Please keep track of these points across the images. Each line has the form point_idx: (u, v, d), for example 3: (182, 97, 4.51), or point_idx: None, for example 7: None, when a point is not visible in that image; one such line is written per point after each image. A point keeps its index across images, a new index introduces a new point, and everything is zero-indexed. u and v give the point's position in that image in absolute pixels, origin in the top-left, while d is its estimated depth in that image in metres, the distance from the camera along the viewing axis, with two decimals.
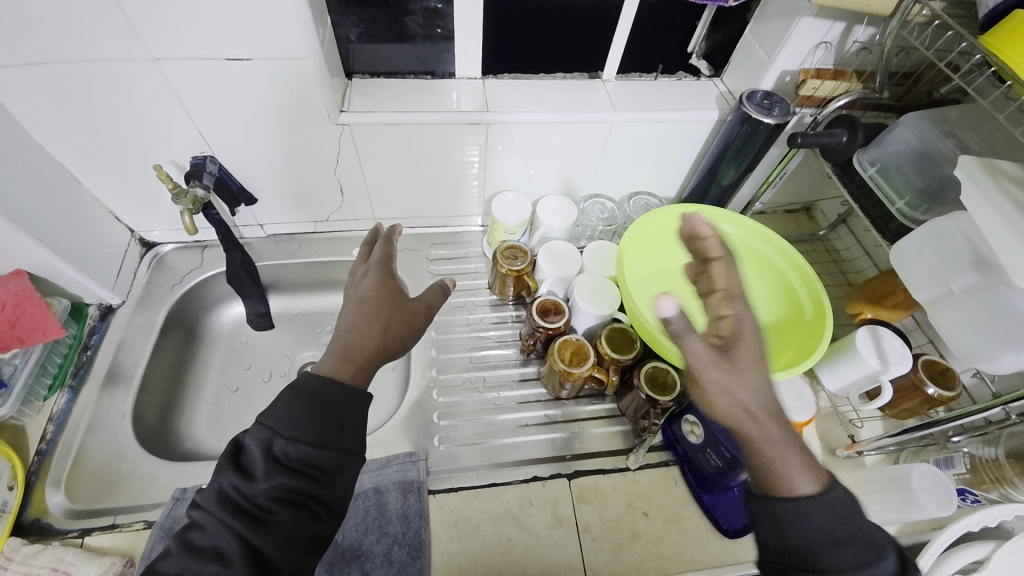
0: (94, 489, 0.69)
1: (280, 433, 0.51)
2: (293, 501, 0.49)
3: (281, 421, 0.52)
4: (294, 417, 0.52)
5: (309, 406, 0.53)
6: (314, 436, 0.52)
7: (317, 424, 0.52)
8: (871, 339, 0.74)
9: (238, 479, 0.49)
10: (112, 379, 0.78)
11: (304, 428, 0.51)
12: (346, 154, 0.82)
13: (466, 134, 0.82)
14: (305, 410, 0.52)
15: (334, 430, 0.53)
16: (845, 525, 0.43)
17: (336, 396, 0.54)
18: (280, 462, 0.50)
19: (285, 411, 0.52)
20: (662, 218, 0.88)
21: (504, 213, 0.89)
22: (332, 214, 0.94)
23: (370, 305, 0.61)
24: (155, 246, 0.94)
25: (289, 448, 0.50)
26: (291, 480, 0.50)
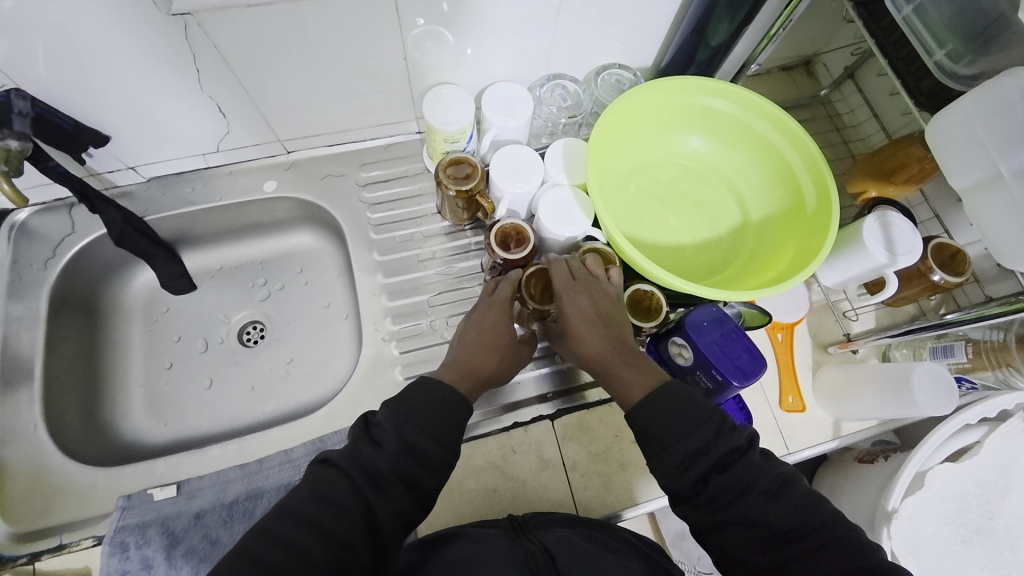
0: (29, 509, 0.61)
1: (410, 423, 0.50)
2: (406, 483, 0.48)
3: (412, 407, 0.51)
4: (423, 407, 0.51)
5: (433, 398, 0.51)
6: (440, 429, 0.51)
7: (437, 410, 0.51)
8: (879, 228, 0.65)
9: (370, 447, 0.49)
10: (7, 385, 0.66)
11: (430, 418, 0.50)
12: (206, 58, 0.59)
13: (367, 10, 0.59)
14: (429, 400, 0.51)
15: (455, 427, 0.52)
16: (675, 407, 0.51)
17: (449, 391, 0.52)
18: (406, 445, 0.49)
19: (427, 395, 0.52)
20: (638, 99, 0.71)
21: (440, 117, 0.70)
22: (221, 142, 0.73)
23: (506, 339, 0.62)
24: (7, 214, 0.73)
25: (416, 435, 0.49)
26: (408, 465, 0.48)
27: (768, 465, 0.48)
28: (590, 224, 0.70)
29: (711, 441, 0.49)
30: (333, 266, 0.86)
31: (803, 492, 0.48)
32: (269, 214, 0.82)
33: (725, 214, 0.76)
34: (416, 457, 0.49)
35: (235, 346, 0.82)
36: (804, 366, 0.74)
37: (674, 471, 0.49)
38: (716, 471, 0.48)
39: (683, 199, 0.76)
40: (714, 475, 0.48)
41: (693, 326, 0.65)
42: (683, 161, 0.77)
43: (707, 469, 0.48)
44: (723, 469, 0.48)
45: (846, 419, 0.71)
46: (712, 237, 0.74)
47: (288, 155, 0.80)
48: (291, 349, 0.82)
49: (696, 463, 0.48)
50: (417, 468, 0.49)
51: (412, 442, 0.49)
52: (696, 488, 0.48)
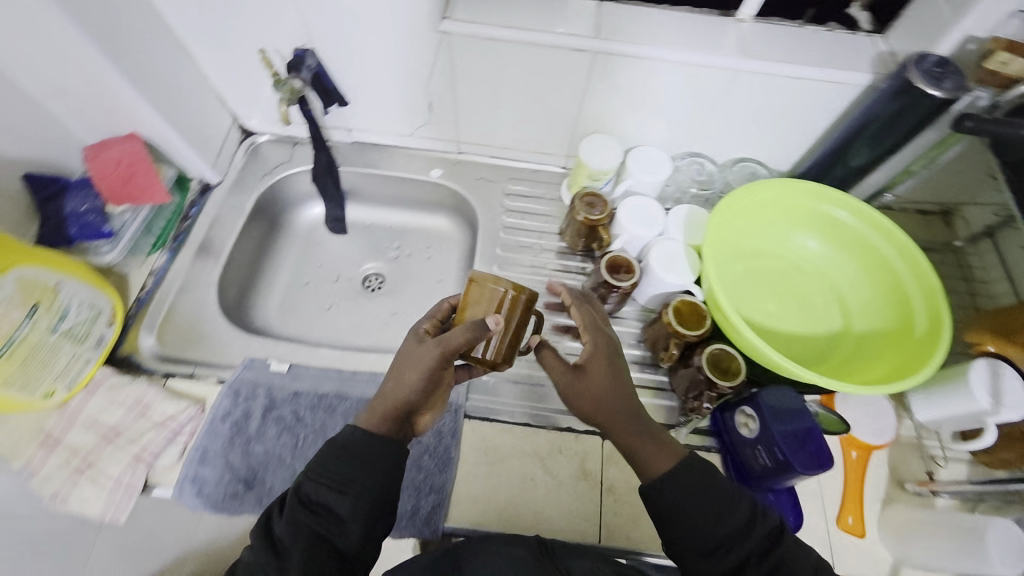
0: (180, 341, 0.76)
1: (330, 473, 0.52)
2: (312, 543, 0.49)
3: (329, 460, 0.52)
4: (329, 469, 0.52)
5: (344, 453, 0.52)
6: (341, 483, 0.51)
7: (340, 471, 0.52)
8: (987, 374, 0.64)
9: (273, 515, 0.52)
10: (204, 251, 0.85)
11: (350, 469, 0.52)
12: (440, 67, 0.78)
13: (570, 63, 0.75)
14: (336, 462, 0.52)
15: (376, 484, 0.52)
16: (705, 484, 0.51)
17: (359, 450, 0.53)
18: (335, 491, 0.51)
19: (341, 453, 0.53)
20: (769, 190, 0.78)
21: (592, 156, 0.83)
22: (416, 129, 0.92)
23: (434, 375, 0.56)
24: (252, 135, 0.95)
25: (342, 483, 0.51)
26: (312, 526, 0.50)
27: (803, 551, 0.50)
28: (692, 280, 0.76)
29: (745, 525, 0.50)
30: (455, 251, 1.00)
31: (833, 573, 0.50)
32: (424, 194, 1.00)
33: (826, 317, 0.78)
34: (348, 503, 0.51)
35: (357, 287, 0.98)
36: (875, 495, 0.70)
37: (708, 557, 0.50)
38: (753, 560, 0.49)
39: (786, 291, 0.80)
40: (752, 563, 0.49)
41: (768, 402, 0.67)
42: (796, 258, 0.82)
43: (745, 556, 0.49)
44: (760, 557, 0.49)
45: (908, 564, 0.66)
46: (807, 333, 0.77)
47: (457, 154, 0.97)
48: (397, 305, 0.96)
49: (731, 550, 0.49)
50: (355, 509, 0.51)
51: (338, 492, 0.51)
52: (732, 575, 0.49)
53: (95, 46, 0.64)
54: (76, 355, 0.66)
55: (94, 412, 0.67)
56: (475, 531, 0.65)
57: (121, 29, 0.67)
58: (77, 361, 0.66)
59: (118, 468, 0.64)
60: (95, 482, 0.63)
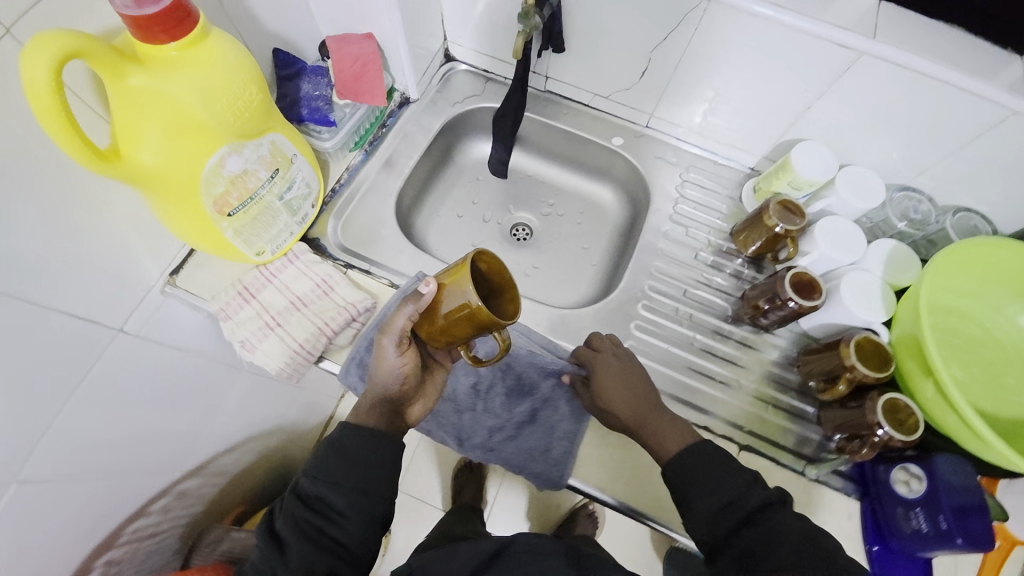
0: (360, 238, 0.82)
1: (334, 472, 0.53)
2: (310, 538, 0.51)
3: (325, 456, 0.54)
4: (325, 465, 0.53)
5: (344, 450, 0.54)
6: (338, 477, 0.53)
7: (335, 467, 0.53)
8: None
9: (273, 518, 0.53)
10: (391, 162, 0.89)
11: (347, 464, 0.53)
12: (679, 34, 0.75)
13: (823, 59, 0.69)
14: (328, 458, 0.54)
15: (369, 476, 0.54)
16: (704, 456, 0.55)
17: (353, 441, 0.54)
18: (334, 488, 0.52)
19: (338, 449, 0.54)
20: (1001, 250, 0.70)
21: (803, 162, 0.78)
22: (614, 93, 0.90)
23: (393, 357, 0.58)
24: (453, 62, 0.98)
25: (339, 481, 0.53)
26: (312, 521, 0.51)
27: (797, 523, 0.49)
28: (880, 320, 0.71)
29: (739, 495, 0.52)
30: (607, 224, 1.00)
31: (841, 558, 0.46)
32: (595, 159, 0.99)
33: (1015, 401, 0.71)
34: (346, 500, 0.52)
35: (506, 232, 1.00)
36: None
37: (704, 523, 0.52)
38: (747, 526, 0.50)
39: (976, 360, 0.73)
40: (743, 530, 0.50)
41: (942, 466, 0.63)
42: (997, 330, 0.74)
43: (735, 522, 0.50)
44: (750, 523, 0.50)
45: None
46: (989, 410, 0.70)
47: (642, 128, 0.95)
48: (539, 260, 0.97)
49: (725, 516, 0.51)
50: (352, 506, 0.52)
51: (333, 488, 0.52)
52: (727, 541, 0.50)
53: None
54: (285, 226, 0.71)
55: (288, 280, 0.73)
56: (598, 494, 0.67)
57: None
58: (285, 231, 0.72)
59: (303, 334, 0.70)
60: (282, 341, 0.70)
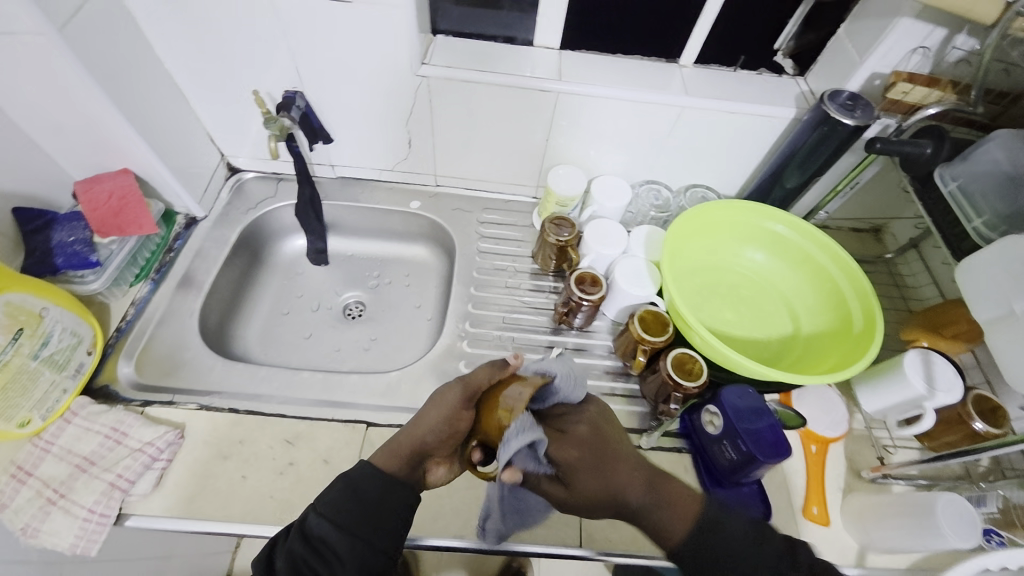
0: (159, 369, 0.77)
1: (341, 516, 0.54)
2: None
3: (342, 498, 0.55)
4: (338, 507, 0.55)
5: (356, 490, 0.56)
6: (351, 525, 0.54)
7: (346, 509, 0.54)
8: (921, 361, 0.71)
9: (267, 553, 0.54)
10: (186, 282, 0.86)
11: (361, 508, 0.55)
12: (420, 108, 0.86)
13: (534, 103, 0.84)
14: (345, 499, 0.55)
15: (379, 528, 0.55)
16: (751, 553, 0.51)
17: (371, 486, 0.56)
18: (336, 530, 0.53)
19: (350, 490, 0.56)
20: (717, 211, 0.86)
21: (559, 184, 0.91)
22: (396, 164, 0.99)
23: (454, 417, 0.56)
24: (239, 172, 1.01)
25: (346, 525, 0.54)
26: (310, 563, 0.52)
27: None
28: (655, 293, 0.83)
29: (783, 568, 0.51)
30: (433, 278, 1.05)
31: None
32: (402, 225, 1.05)
33: (777, 323, 0.85)
34: (349, 546, 0.53)
35: (338, 314, 1.00)
36: (835, 485, 0.75)
37: None
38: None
39: (739, 300, 0.87)
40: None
41: (729, 398, 0.72)
42: (746, 271, 0.89)
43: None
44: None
45: (872, 549, 0.69)
46: (762, 338, 0.84)
47: (435, 187, 1.04)
48: (376, 331, 0.98)
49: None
50: (353, 553, 0.53)
51: (340, 534, 0.53)
52: None
53: (97, 87, 0.68)
54: (54, 384, 0.66)
55: (68, 442, 0.66)
56: (458, 543, 0.67)
57: (125, 74, 0.72)
58: (54, 390, 0.67)
59: (92, 496, 0.62)
60: (67, 513, 0.62)
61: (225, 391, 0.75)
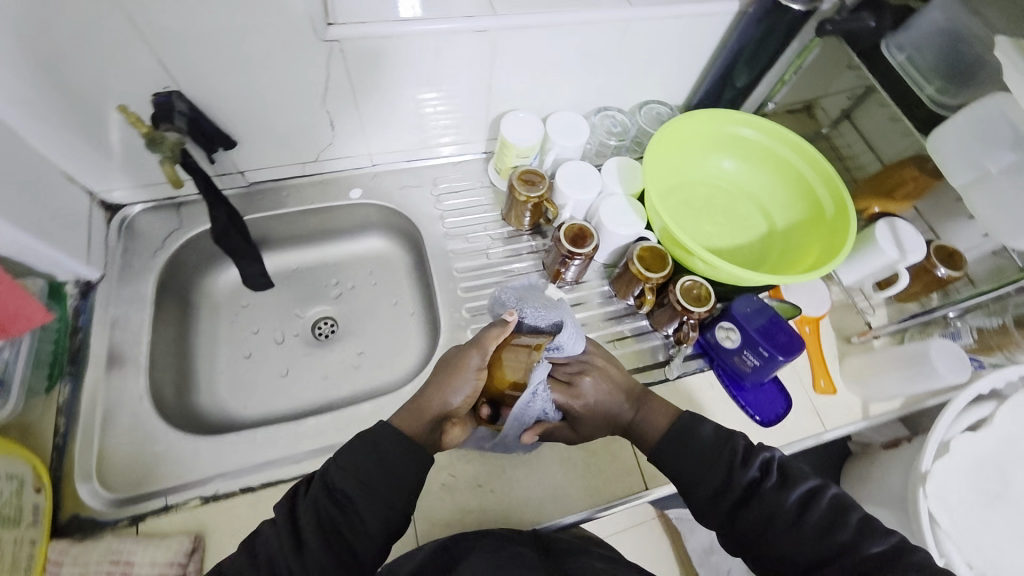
0: (133, 474, 0.64)
1: (362, 471, 0.54)
2: (324, 533, 0.51)
3: (360, 453, 0.55)
4: (359, 463, 0.54)
5: (377, 448, 0.55)
6: (370, 479, 0.54)
7: (366, 466, 0.54)
8: (888, 230, 0.78)
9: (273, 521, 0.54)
10: (117, 361, 0.70)
11: (384, 463, 0.55)
12: (336, 80, 0.71)
13: (468, 46, 0.72)
14: (364, 454, 0.55)
15: (399, 487, 0.54)
16: (689, 457, 0.59)
17: (391, 443, 0.55)
18: (360, 488, 0.53)
19: (371, 446, 0.56)
20: (682, 126, 0.84)
21: (515, 135, 0.82)
22: (320, 153, 0.83)
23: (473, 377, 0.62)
24: (121, 209, 0.80)
25: (368, 480, 0.54)
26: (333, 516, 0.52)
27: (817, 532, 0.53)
28: (643, 227, 0.81)
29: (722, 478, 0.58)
30: (401, 268, 0.94)
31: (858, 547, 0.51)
32: (347, 220, 0.91)
33: (754, 224, 0.88)
34: (368, 502, 0.53)
35: (310, 338, 0.87)
36: (832, 355, 0.83)
37: (709, 503, 0.58)
38: (739, 507, 0.56)
39: (717, 211, 0.88)
40: (738, 511, 0.56)
41: (739, 311, 0.75)
42: (716, 180, 0.90)
43: (727, 504, 0.56)
44: (744, 504, 0.56)
45: (873, 399, 0.79)
46: (745, 242, 0.86)
47: (372, 168, 0.90)
48: (361, 343, 0.88)
49: (721, 501, 0.57)
50: (376, 513, 0.53)
51: (360, 488, 0.53)
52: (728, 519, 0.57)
53: None
54: (19, 541, 0.55)
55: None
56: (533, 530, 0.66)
57: None
58: (23, 547, 0.55)
59: None
60: None
61: (227, 472, 0.65)
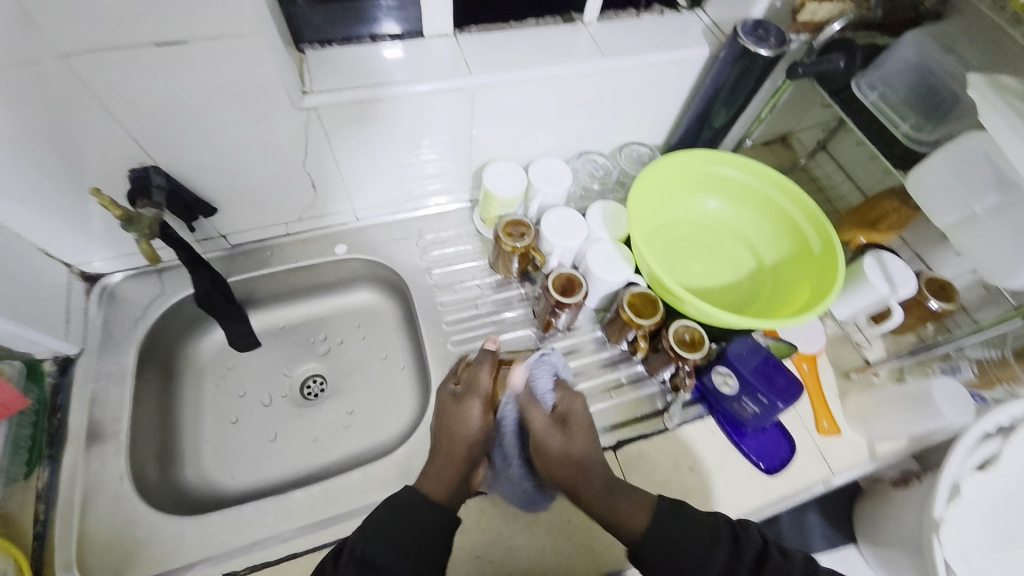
0: (112, 562, 0.61)
1: (393, 537, 0.53)
2: None
3: (391, 518, 0.54)
4: (388, 529, 0.54)
5: (408, 514, 0.55)
6: (400, 543, 0.53)
7: (397, 530, 0.54)
8: (876, 264, 0.78)
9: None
10: (97, 438, 0.68)
11: (413, 527, 0.54)
12: (316, 143, 0.71)
13: (446, 104, 0.73)
14: (399, 520, 0.54)
15: (430, 549, 0.54)
16: (687, 532, 0.56)
17: (422, 506, 0.56)
18: (393, 552, 0.52)
19: (404, 509, 0.55)
20: (663, 169, 0.84)
21: (497, 185, 0.82)
22: (303, 212, 0.83)
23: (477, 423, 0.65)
24: (102, 279, 0.79)
25: (397, 546, 0.53)
26: None
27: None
28: (631, 272, 0.80)
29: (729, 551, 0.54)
30: (390, 320, 0.93)
31: None
32: (333, 275, 0.90)
33: (742, 260, 0.87)
34: (398, 568, 0.51)
35: (298, 398, 0.85)
36: (832, 393, 0.81)
37: None
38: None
39: (704, 249, 0.87)
40: None
41: (735, 356, 0.73)
42: (702, 219, 0.90)
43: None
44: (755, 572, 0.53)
45: (879, 439, 0.77)
46: (735, 280, 0.86)
47: (356, 223, 0.90)
48: (351, 401, 0.85)
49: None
50: (399, 572, 0.51)
51: (392, 554, 0.52)
52: None
53: None
54: None
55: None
56: None
57: None
58: None
59: None
60: None
61: (210, 555, 0.62)
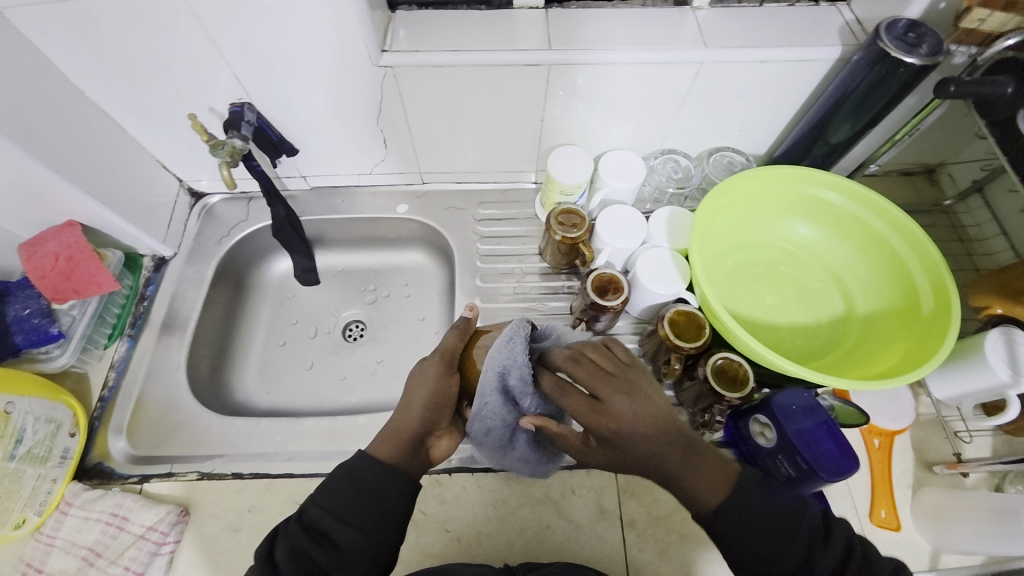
0: (153, 435, 0.71)
1: (345, 506, 0.51)
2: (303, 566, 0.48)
3: (340, 487, 0.52)
4: (339, 497, 0.52)
5: (357, 481, 0.52)
6: (349, 513, 0.51)
7: (345, 495, 0.52)
8: (1003, 345, 0.62)
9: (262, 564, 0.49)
10: (168, 329, 0.79)
11: (365, 496, 0.52)
12: (389, 101, 0.73)
13: (523, 80, 0.71)
14: (345, 487, 0.52)
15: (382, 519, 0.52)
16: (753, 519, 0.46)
17: (373, 476, 0.53)
18: (341, 522, 0.50)
19: (351, 477, 0.53)
20: (751, 182, 0.74)
21: (561, 171, 0.78)
22: (375, 166, 0.87)
23: (442, 386, 0.58)
24: (203, 197, 0.90)
25: (345, 514, 0.51)
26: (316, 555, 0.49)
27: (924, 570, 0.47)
28: (684, 288, 0.73)
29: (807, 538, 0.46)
30: (435, 284, 0.95)
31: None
32: (392, 231, 0.94)
33: (826, 302, 0.75)
34: (348, 537, 0.50)
35: (338, 338, 0.91)
36: (903, 482, 0.67)
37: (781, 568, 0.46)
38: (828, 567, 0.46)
39: (782, 281, 0.76)
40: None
41: (780, 406, 0.63)
42: (788, 245, 0.78)
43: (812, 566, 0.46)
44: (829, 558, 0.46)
45: (948, 551, 0.62)
46: (810, 323, 0.74)
47: (422, 185, 0.92)
48: (382, 352, 0.89)
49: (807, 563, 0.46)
50: (358, 545, 0.50)
51: (342, 525, 0.50)
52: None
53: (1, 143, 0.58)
54: (41, 477, 0.63)
55: (74, 532, 0.63)
56: None
57: (33, 116, 0.61)
58: (44, 482, 0.63)
59: None
60: None
61: (226, 453, 0.70)
